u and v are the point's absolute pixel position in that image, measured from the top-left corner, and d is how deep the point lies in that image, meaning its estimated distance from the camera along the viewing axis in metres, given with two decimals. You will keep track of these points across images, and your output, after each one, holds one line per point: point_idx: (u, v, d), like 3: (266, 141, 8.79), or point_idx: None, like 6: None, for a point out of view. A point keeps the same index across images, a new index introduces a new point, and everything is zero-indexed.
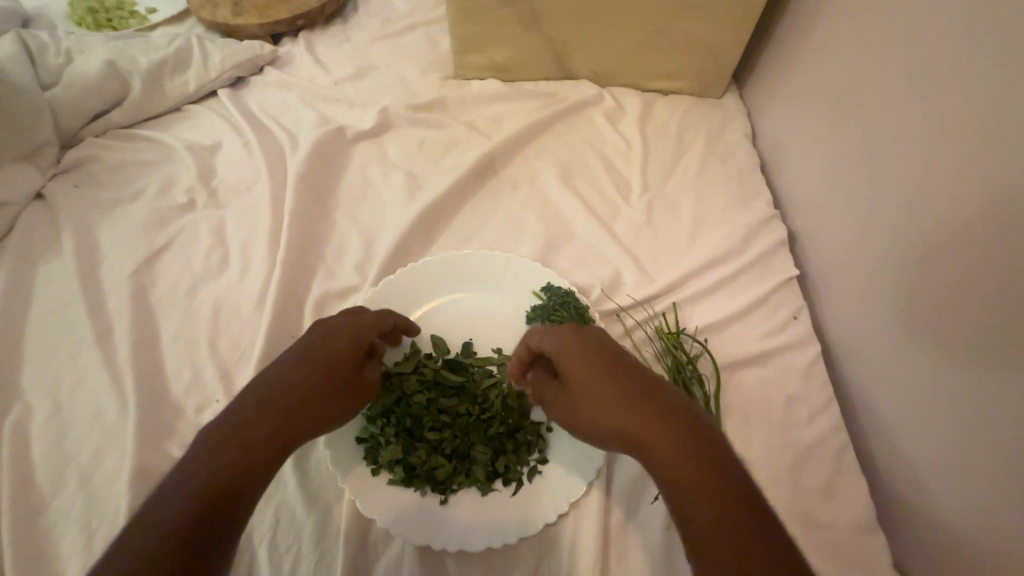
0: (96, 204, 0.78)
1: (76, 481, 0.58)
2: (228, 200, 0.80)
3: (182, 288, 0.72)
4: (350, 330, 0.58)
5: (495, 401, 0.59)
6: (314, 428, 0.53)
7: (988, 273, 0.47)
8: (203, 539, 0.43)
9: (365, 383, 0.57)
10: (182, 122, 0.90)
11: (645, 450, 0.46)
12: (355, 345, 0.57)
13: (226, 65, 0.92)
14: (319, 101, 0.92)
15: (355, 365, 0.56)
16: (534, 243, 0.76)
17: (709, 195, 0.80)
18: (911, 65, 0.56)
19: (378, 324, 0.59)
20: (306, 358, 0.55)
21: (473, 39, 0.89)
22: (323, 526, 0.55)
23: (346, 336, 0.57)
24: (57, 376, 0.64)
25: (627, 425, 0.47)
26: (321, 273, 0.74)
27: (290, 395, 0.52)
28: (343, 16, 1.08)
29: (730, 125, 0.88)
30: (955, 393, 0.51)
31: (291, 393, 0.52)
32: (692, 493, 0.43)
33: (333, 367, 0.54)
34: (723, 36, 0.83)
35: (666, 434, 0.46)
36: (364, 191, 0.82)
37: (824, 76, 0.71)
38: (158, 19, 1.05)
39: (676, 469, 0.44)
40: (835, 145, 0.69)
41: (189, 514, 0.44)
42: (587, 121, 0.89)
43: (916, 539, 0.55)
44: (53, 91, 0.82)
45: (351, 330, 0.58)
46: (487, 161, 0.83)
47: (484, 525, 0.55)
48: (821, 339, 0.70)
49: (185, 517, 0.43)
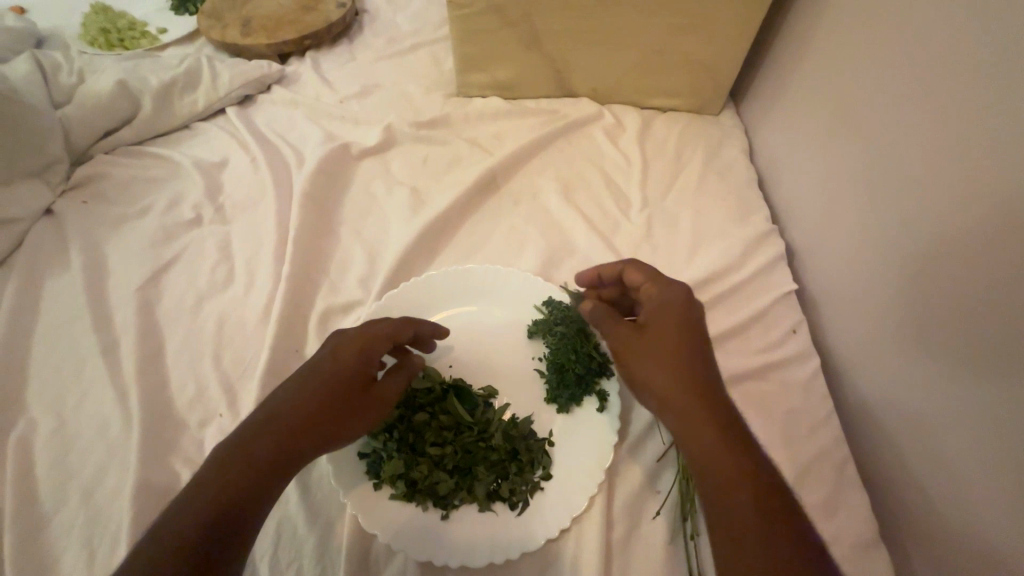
0: (105, 220, 0.79)
1: (79, 495, 0.58)
2: (235, 216, 0.81)
3: (187, 302, 0.72)
4: (361, 342, 0.57)
5: (496, 423, 0.60)
6: (327, 444, 0.53)
7: (985, 285, 0.48)
8: (203, 548, 0.43)
9: (377, 398, 0.56)
10: (190, 140, 0.91)
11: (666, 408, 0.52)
12: (365, 360, 0.56)
13: (234, 84, 0.95)
14: (324, 118, 0.94)
15: (367, 375, 0.56)
16: (536, 257, 0.76)
17: (708, 210, 0.80)
18: (904, 84, 0.57)
19: (389, 334, 0.58)
20: (320, 371, 0.55)
21: (477, 59, 0.90)
22: (324, 541, 0.55)
23: (357, 345, 0.57)
24: (63, 390, 0.65)
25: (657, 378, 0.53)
26: (325, 287, 0.75)
27: (302, 411, 0.52)
28: (349, 36, 1.10)
29: (728, 141, 0.89)
30: (952, 403, 0.51)
31: (301, 409, 0.52)
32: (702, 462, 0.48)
33: (342, 380, 0.54)
34: (720, 53, 0.84)
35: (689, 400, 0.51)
36: (368, 205, 0.83)
37: (820, 94, 0.72)
38: (168, 39, 1.08)
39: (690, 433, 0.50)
40: (832, 161, 0.70)
41: (194, 522, 0.44)
42: (588, 138, 0.90)
43: (917, 554, 0.55)
44: (64, 110, 0.84)
45: (365, 338, 0.57)
46: (489, 177, 0.84)
47: (485, 541, 0.55)
48: (820, 353, 0.71)
49: (190, 525, 0.44)
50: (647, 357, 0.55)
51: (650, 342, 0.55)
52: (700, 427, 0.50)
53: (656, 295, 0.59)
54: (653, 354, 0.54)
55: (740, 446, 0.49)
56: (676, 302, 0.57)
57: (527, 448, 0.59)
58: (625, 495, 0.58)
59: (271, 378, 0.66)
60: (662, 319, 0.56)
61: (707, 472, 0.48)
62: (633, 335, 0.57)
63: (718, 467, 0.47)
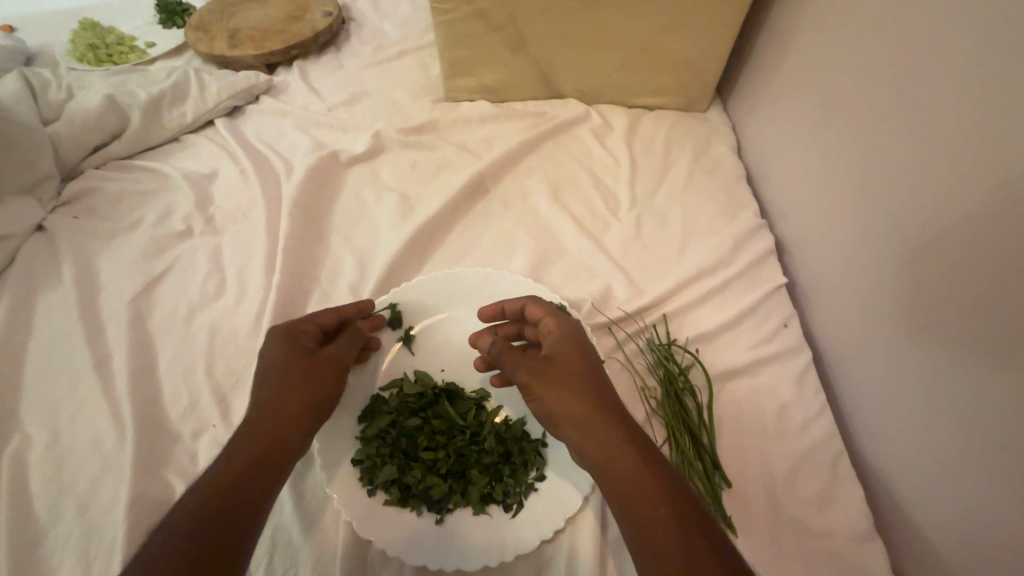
0: (96, 234, 0.80)
1: (74, 510, 0.58)
2: (225, 226, 0.82)
3: (179, 314, 0.73)
4: (281, 337, 0.58)
5: (488, 425, 0.60)
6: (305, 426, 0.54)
7: (982, 275, 0.47)
8: (198, 539, 0.43)
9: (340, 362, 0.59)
10: (181, 152, 0.92)
11: (579, 439, 0.50)
12: (302, 344, 0.58)
13: (222, 95, 0.95)
14: (313, 127, 0.94)
15: (304, 353, 0.58)
16: (525, 259, 0.76)
17: (697, 206, 0.81)
18: (889, 77, 0.58)
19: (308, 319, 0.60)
20: (261, 373, 0.56)
21: (463, 63, 0.91)
22: (319, 549, 0.55)
23: (277, 340, 0.58)
24: (57, 405, 0.65)
25: (560, 411, 0.51)
26: (317, 295, 0.75)
27: (269, 411, 0.53)
28: (336, 45, 1.11)
29: (716, 138, 0.90)
30: (945, 395, 0.51)
31: (269, 402, 0.53)
32: (623, 487, 0.46)
33: (283, 367, 0.56)
34: (704, 52, 0.84)
35: (600, 431, 0.49)
36: (359, 213, 0.83)
37: (806, 89, 0.73)
38: (157, 53, 1.09)
39: (607, 461, 0.48)
40: (819, 154, 0.70)
41: (189, 518, 0.44)
42: (575, 139, 0.90)
43: (913, 545, 0.55)
44: (54, 126, 0.84)
45: (282, 333, 0.59)
46: (478, 181, 0.84)
47: (481, 544, 0.55)
48: (811, 346, 0.71)
49: (184, 523, 0.44)
50: (554, 387, 0.52)
51: (547, 378, 0.53)
52: (620, 455, 0.47)
53: (551, 327, 0.58)
54: (557, 385, 0.52)
55: (659, 459, 0.48)
56: (559, 335, 0.57)
57: (520, 450, 0.59)
58: None
59: None
60: (552, 354, 0.55)
61: (627, 490, 0.46)
62: (535, 364, 0.54)
63: (643, 492, 0.45)
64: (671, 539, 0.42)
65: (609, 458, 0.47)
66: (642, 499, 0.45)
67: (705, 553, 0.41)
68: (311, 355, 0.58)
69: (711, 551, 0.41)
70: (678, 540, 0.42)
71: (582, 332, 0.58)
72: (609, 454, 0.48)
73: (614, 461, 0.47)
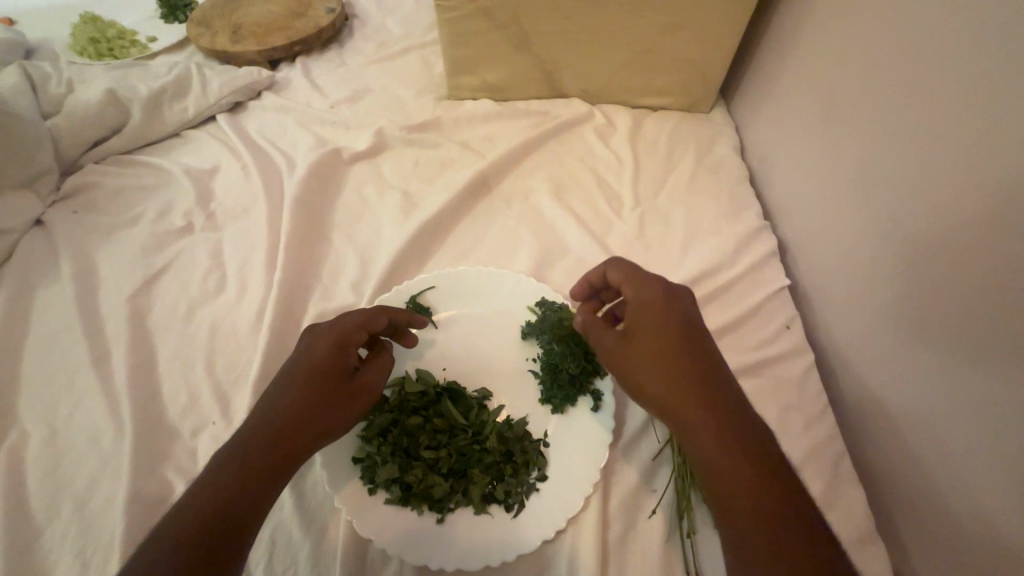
0: (95, 229, 0.79)
1: (71, 507, 0.58)
2: (226, 222, 0.81)
3: (179, 311, 0.72)
4: (332, 338, 0.57)
5: (490, 425, 0.60)
6: (300, 426, 0.51)
7: (981, 273, 0.47)
8: (202, 541, 0.43)
9: (363, 385, 0.56)
10: (182, 147, 0.91)
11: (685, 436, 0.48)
12: (339, 350, 0.56)
13: (224, 90, 0.95)
14: (315, 123, 0.93)
15: (346, 372, 0.55)
16: (528, 259, 0.76)
17: (701, 207, 0.81)
18: (890, 78, 0.58)
19: (362, 324, 0.58)
20: (297, 370, 0.54)
21: (467, 62, 0.90)
22: (318, 548, 0.55)
23: (327, 344, 0.56)
24: (55, 401, 0.64)
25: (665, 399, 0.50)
26: (318, 292, 0.74)
27: (273, 408, 0.52)
28: (339, 41, 1.10)
29: (719, 139, 0.90)
30: (946, 394, 0.51)
31: (292, 407, 0.52)
32: (715, 478, 0.45)
33: (321, 378, 0.54)
34: (708, 54, 0.84)
35: (707, 428, 0.48)
36: (361, 211, 0.83)
37: (809, 89, 0.73)
38: (158, 48, 1.08)
39: (704, 454, 0.47)
40: (821, 155, 0.70)
41: (192, 519, 0.44)
42: (579, 139, 0.90)
43: (917, 547, 0.54)
44: (54, 120, 0.84)
45: (334, 337, 0.57)
46: (481, 180, 0.84)
47: (482, 543, 0.55)
48: (814, 348, 0.71)
49: (187, 522, 0.44)
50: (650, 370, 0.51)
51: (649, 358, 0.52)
52: (717, 447, 0.46)
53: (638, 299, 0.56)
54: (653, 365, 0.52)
55: (750, 450, 0.46)
56: (653, 305, 0.55)
57: (522, 449, 0.59)
58: (622, 494, 0.58)
59: (262, 385, 0.65)
60: (649, 331, 0.53)
61: (716, 485, 0.45)
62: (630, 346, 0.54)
63: (731, 475, 0.45)
64: (738, 495, 0.44)
65: (713, 453, 0.46)
66: (735, 488, 0.45)
67: (766, 504, 0.43)
68: (343, 381, 0.55)
69: (774, 504, 0.43)
70: (744, 497, 0.44)
71: (680, 292, 0.57)
72: (715, 449, 0.46)
73: (718, 457, 0.46)
